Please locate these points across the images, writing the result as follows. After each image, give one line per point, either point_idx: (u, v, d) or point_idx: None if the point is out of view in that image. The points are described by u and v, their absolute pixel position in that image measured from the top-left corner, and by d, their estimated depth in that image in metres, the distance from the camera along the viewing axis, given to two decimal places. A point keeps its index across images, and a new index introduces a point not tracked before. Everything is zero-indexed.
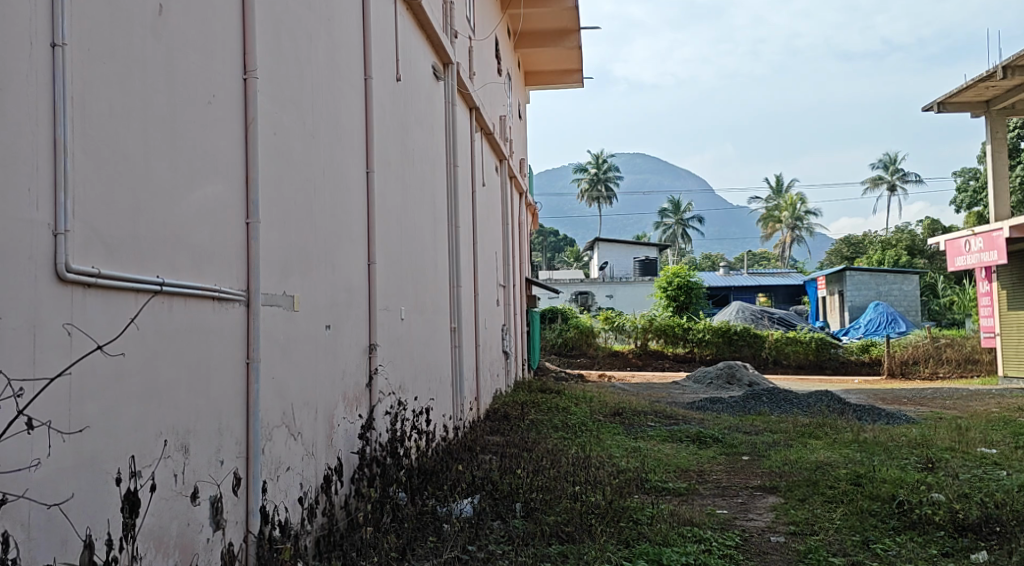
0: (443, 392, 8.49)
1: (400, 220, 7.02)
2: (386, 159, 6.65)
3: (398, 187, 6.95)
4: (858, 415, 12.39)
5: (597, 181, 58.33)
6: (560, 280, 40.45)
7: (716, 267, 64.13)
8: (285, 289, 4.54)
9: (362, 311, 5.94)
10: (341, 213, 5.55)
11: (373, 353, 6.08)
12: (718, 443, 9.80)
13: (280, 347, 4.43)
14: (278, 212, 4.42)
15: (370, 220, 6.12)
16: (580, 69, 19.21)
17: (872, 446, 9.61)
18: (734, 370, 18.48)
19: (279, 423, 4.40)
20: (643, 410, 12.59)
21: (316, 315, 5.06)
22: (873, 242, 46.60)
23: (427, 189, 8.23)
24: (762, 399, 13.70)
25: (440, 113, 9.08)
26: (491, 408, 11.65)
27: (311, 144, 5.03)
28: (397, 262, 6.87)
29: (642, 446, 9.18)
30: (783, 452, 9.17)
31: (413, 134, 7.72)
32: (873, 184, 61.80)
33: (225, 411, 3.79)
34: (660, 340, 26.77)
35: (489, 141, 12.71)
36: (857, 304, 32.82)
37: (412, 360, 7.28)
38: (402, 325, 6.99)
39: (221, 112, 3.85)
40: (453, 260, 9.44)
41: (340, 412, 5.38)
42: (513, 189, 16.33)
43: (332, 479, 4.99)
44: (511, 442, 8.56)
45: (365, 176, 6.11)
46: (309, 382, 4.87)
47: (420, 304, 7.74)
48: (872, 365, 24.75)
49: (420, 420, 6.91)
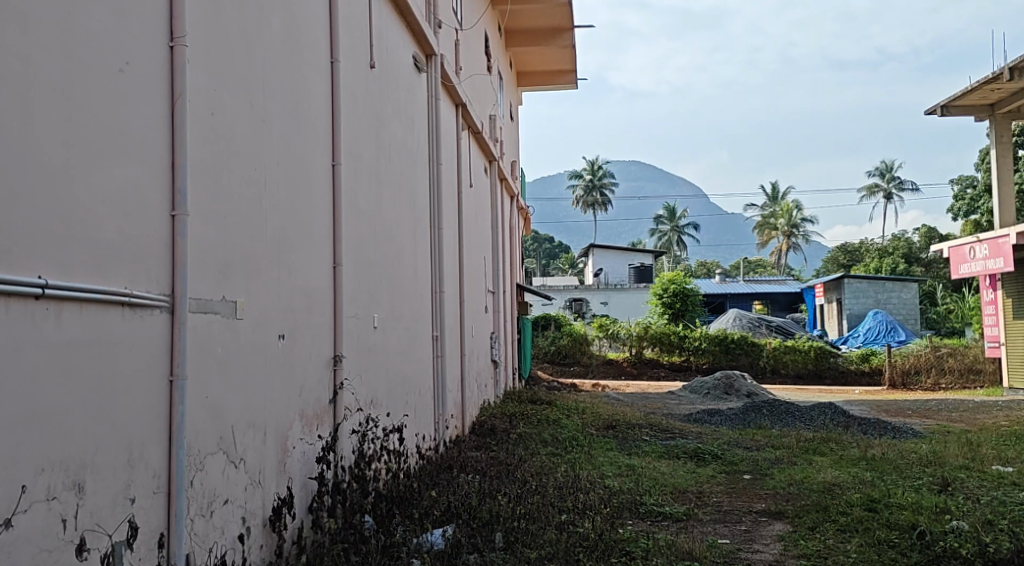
0: (422, 405, 7.87)
1: (373, 220, 6.41)
2: (356, 150, 6.03)
3: (370, 182, 6.34)
4: (863, 429, 11.80)
5: (592, 187, 57.71)
6: (554, 287, 39.81)
7: (712, 274, 63.60)
8: (225, 294, 3.93)
9: (325, 319, 5.33)
10: (300, 211, 4.95)
11: (338, 366, 5.46)
12: (718, 460, 9.21)
13: (216, 361, 3.83)
14: (215, 205, 3.82)
15: (336, 219, 5.51)
16: (572, 70, 18.66)
17: (882, 464, 9.02)
18: (733, 381, 17.83)
19: (215, 449, 3.79)
20: (637, 423, 11.98)
21: (267, 324, 4.45)
22: (869, 250, 46.09)
23: (406, 186, 7.63)
24: (762, 411, 13.09)
25: (421, 106, 8.46)
26: (477, 421, 11.04)
27: (262, 129, 4.43)
28: (368, 265, 6.27)
29: (636, 464, 8.57)
30: (787, 471, 8.59)
31: (390, 127, 7.11)
32: (869, 192, 61.37)
33: (137, 439, 3.19)
34: (656, 348, 26.17)
35: (477, 140, 12.10)
36: (855, 312, 32.27)
37: (386, 372, 6.67)
38: (374, 334, 6.38)
39: (138, 83, 3.25)
40: (435, 264, 8.81)
41: (296, 432, 4.77)
42: (504, 192, 15.74)
43: (282, 511, 4.37)
44: (495, 462, 7.93)
45: (331, 169, 5.50)
46: (257, 400, 4.26)
47: (396, 310, 7.13)
48: (872, 375, 24.06)
49: (392, 439, 6.29)
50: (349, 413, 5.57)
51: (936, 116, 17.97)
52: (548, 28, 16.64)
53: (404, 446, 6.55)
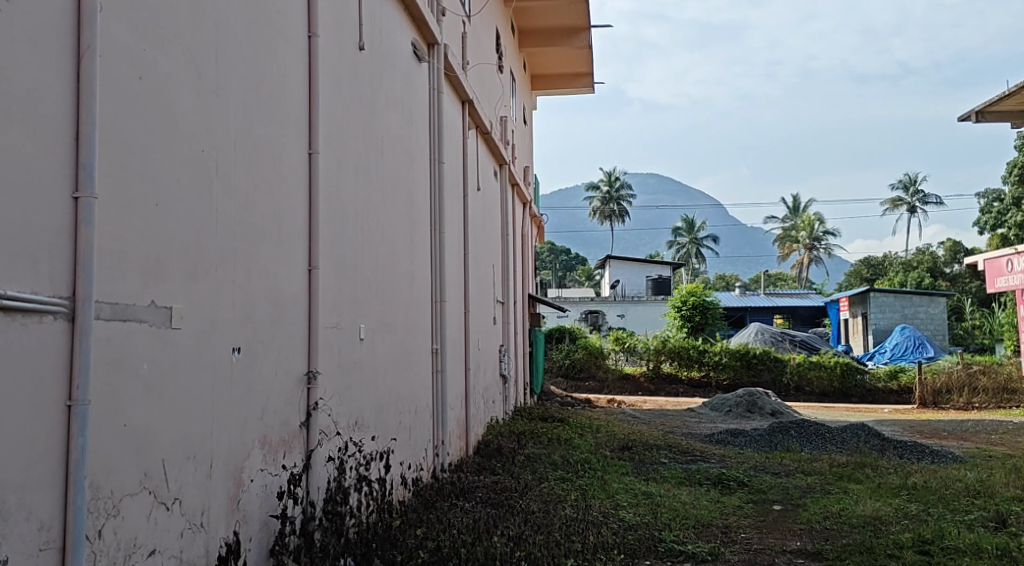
0: (418, 425, 7.15)
1: (359, 218, 5.69)
2: (341, 139, 5.32)
3: (356, 175, 5.62)
4: (900, 453, 10.97)
5: (609, 199, 56.85)
6: (570, 298, 38.99)
7: (731, 287, 62.61)
8: (155, 299, 3.22)
9: (297, 330, 4.60)
10: (266, 203, 4.23)
11: (312, 384, 4.73)
12: (744, 488, 8.45)
13: (141, 380, 3.11)
14: (139, 187, 3.11)
15: (312, 214, 4.78)
16: (588, 71, 17.98)
17: (925, 495, 8.20)
18: (756, 398, 16.95)
19: (137, 488, 3.08)
20: (655, 443, 11.21)
21: (217, 335, 3.73)
22: (894, 264, 44.94)
23: (401, 185, 6.92)
24: (790, 432, 12.27)
25: (422, 100, 7.77)
26: (482, 440, 10.33)
27: (215, 105, 3.72)
28: (352, 271, 5.54)
29: (654, 491, 7.80)
30: (821, 502, 7.87)
31: (382, 118, 6.40)
32: (893, 204, 60.17)
33: (10, 482, 2.47)
34: (674, 362, 25.29)
35: (487, 141, 11.45)
36: (881, 327, 31.26)
37: (373, 391, 5.94)
38: (359, 347, 5.66)
39: (24, 26, 2.55)
40: (435, 272, 8.08)
41: (255, 463, 4.05)
42: (515, 198, 15.03)
43: (228, 561, 3.65)
44: (497, 491, 7.18)
45: (308, 157, 4.78)
46: (200, 428, 3.54)
47: (387, 320, 6.41)
48: (901, 394, 23.29)
49: (377, 467, 5.56)
50: (324, 438, 4.84)
51: (971, 122, 17.09)
52: (563, 28, 15.95)
53: (391, 474, 5.82)
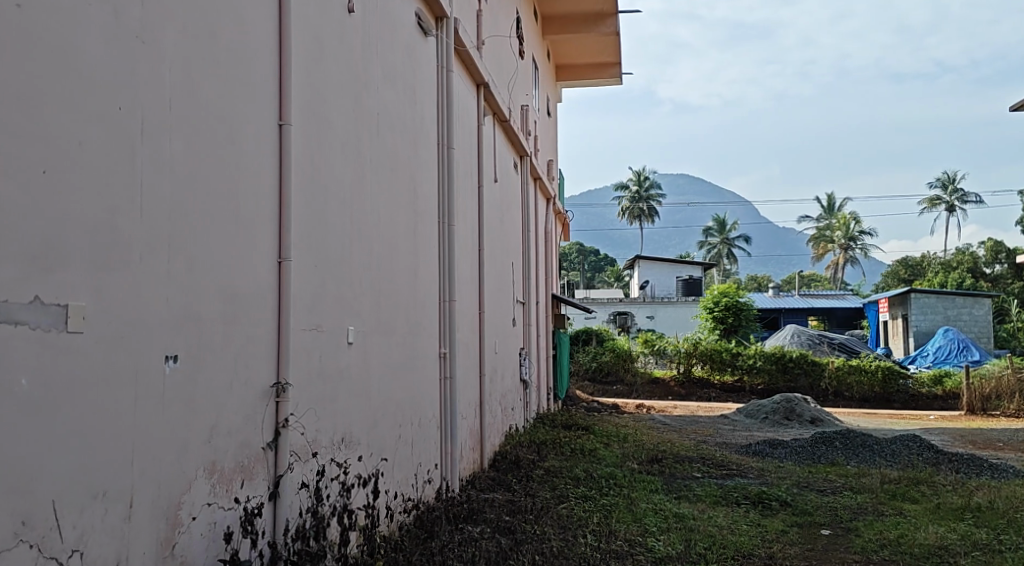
0: (420, 438, 6.40)
1: (345, 204, 4.93)
2: (321, 110, 4.58)
3: (340, 153, 4.86)
4: (957, 468, 10.03)
5: (638, 199, 55.76)
6: (598, 299, 38.09)
7: (764, 288, 61.32)
8: (40, 295, 2.48)
9: (262, 333, 3.85)
10: (218, 180, 3.49)
11: (281, 398, 3.95)
12: (787, 509, 7.60)
13: (12, 399, 2.37)
14: (8, 149, 2.37)
15: (283, 199, 4.04)
16: (616, 61, 17.18)
17: (994, 518, 7.30)
18: (794, 405, 16.04)
19: (9, 543, 2.35)
20: (687, 454, 10.38)
21: (145, 341, 2.97)
22: (933, 264, 43.47)
23: (401, 170, 6.18)
24: (834, 444, 11.38)
25: (428, 79, 7.03)
26: (499, 450, 9.59)
27: (139, 53, 2.97)
28: (336, 265, 4.79)
29: (688, 513, 6.99)
30: (876, 527, 7.02)
31: (376, 91, 5.65)
32: (930, 203, 58.51)
33: None
34: (705, 366, 24.33)
35: (505, 130, 10.71)
36: (922, 329, 30.13)
37: (364, 402, 5.18)
38: (345, 351, 4.89)
39: None
40: (443, 270, 7.33)
41: (198, 496, 3.29)
42: (538, 192, 14.26)
43: None
44: (511, 516, 6.42)
45: (278, 130, 4.04)
46: (114, 455, 2.79)
47: (383, 322, 5.67)
48: (946, 399, 22.29)
49: (361, 491, 4.79)
50: (296, 462, 4.07)
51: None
52: (588, 13, 15.16)
53: (379, 501, 5.04)
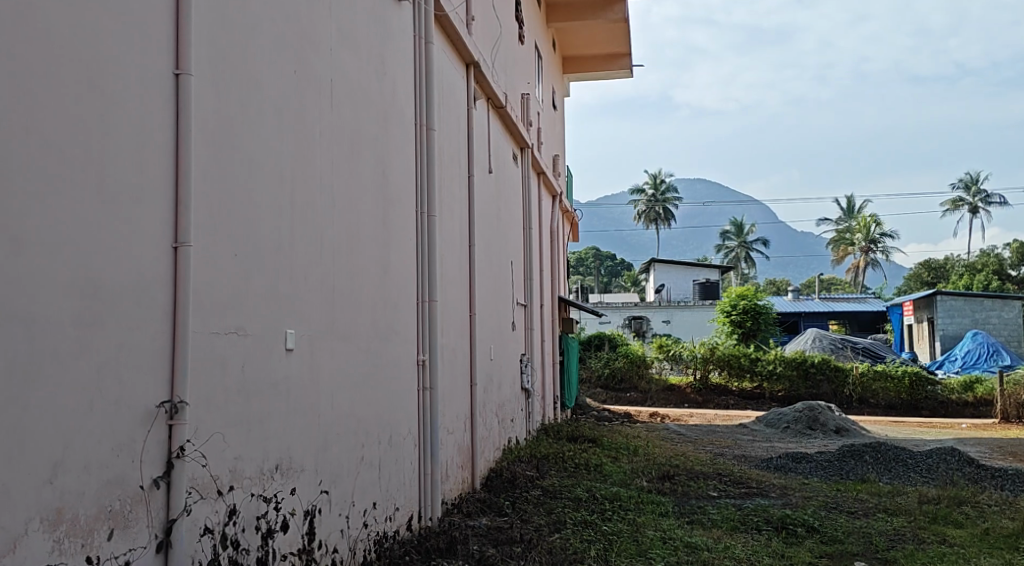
0: (389, 461, 5.54)
1: (280, 182, 4.08)
2: (241, 65, 3.72)
3: (271, 120, 4.01)
4: (1002, 485, 9.05)
5: (654, 201, 54.61)
6: (613, 304, 37.05)
7: (783, 291, 60.03)
8: None
9: (146, 336, 2.99)
10: (71, 135, 2.65)
11: (176, 420, 3.11)
12: (815, 536, 6.67)
13: None
14: None
15: (180, 168, 3.20)
16: (626, 50, 16.28)
17: None
18: (818, 414, 15.04)
19: None
20: (703, 470, 9.45)
21: None
22: (958, 266, 42.14)
23: (365, 149, 5.35)
24: (865, 458, 10.40)
25: (400, 48, 6.18)
26: (494, 466, 8.72)
27: None
28: (269, 254, 3.95)
29: (701, 543, 6.06)
30: (918, 558, 6.06)
31: (329, 52, 4.81)
32: (952, 205, 57.03)
33: None
34: (723, 372, 23.35)
35: (501, 116, 9.84)
36: (949, 333, 29.00)
37: (311, 421, 4.34)
38: (280, 362, 4.02)
39: None
40: (422, 265, 6.47)
41: (35, 554, 2.47)
42: (543, 187, 13.38)
43: None
44: (496, 551, 5.53)
45: (173, 81, 3.20)
46: None
47: (340, 326, 4.82)
48: (977, 406, 21.20)
49: (286, 535, 3.96)
50: (196, 502, 3.25)
51: None
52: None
53: (314, 542, 4.21)
